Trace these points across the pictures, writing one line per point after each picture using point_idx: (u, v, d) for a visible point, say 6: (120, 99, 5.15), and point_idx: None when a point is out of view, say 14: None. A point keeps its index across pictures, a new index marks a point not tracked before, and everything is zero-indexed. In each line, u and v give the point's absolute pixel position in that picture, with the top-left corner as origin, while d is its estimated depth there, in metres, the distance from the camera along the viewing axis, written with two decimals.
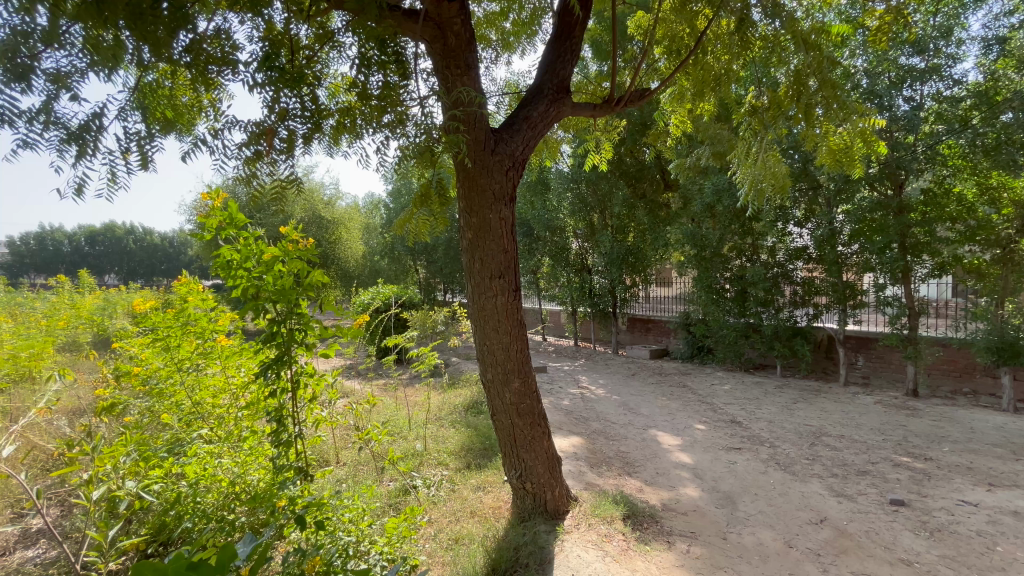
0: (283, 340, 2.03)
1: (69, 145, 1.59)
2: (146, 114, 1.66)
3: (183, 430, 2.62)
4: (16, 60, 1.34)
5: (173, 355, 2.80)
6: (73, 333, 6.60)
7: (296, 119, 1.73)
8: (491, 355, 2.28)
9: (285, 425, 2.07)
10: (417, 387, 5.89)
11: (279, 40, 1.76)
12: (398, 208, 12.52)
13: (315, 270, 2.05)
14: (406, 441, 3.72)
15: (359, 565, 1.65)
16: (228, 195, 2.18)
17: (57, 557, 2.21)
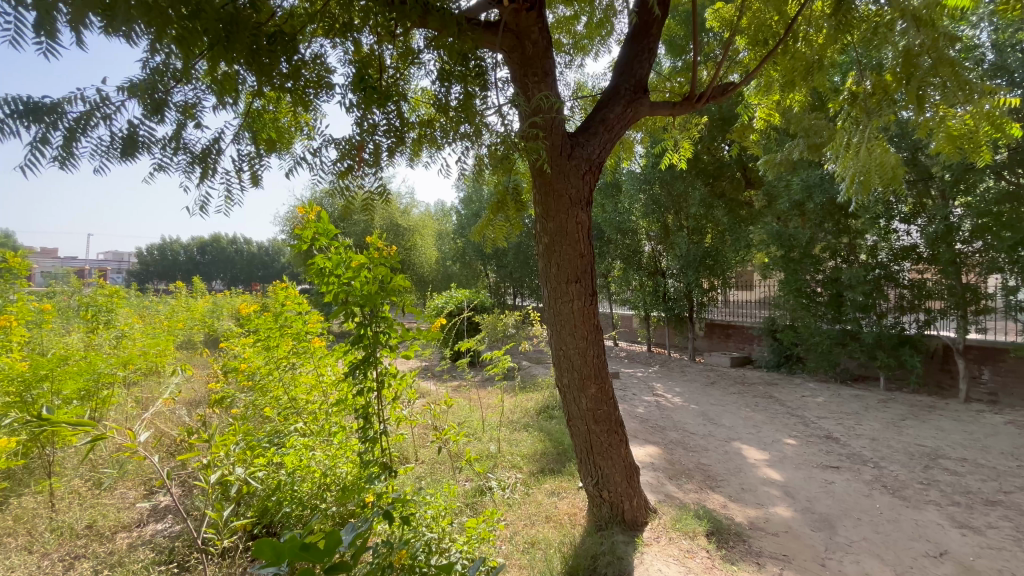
0: (369, 343, 2.15)
1: (194, 166, 1.80)
2: (255, 137, 1.83)
3: (281, 422, 2.86)
4: (155, 95, 1.54)
5: (272, 355, 3.06)
6: (190, 333, 7.47)
7: (382, 133, 1.83)
8: (567, 360, 2.27)
9: (371, 422, 2.20)
10: (490, 389, 6.00)
11: (368, 62, 1.88)
12: (471, 215, 12.87)
13: (397, 276, 2.15)
14: (481, 443, 3.79)
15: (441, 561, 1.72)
16: (320, 208, 2.33)
17: (182, 531, 2.50)
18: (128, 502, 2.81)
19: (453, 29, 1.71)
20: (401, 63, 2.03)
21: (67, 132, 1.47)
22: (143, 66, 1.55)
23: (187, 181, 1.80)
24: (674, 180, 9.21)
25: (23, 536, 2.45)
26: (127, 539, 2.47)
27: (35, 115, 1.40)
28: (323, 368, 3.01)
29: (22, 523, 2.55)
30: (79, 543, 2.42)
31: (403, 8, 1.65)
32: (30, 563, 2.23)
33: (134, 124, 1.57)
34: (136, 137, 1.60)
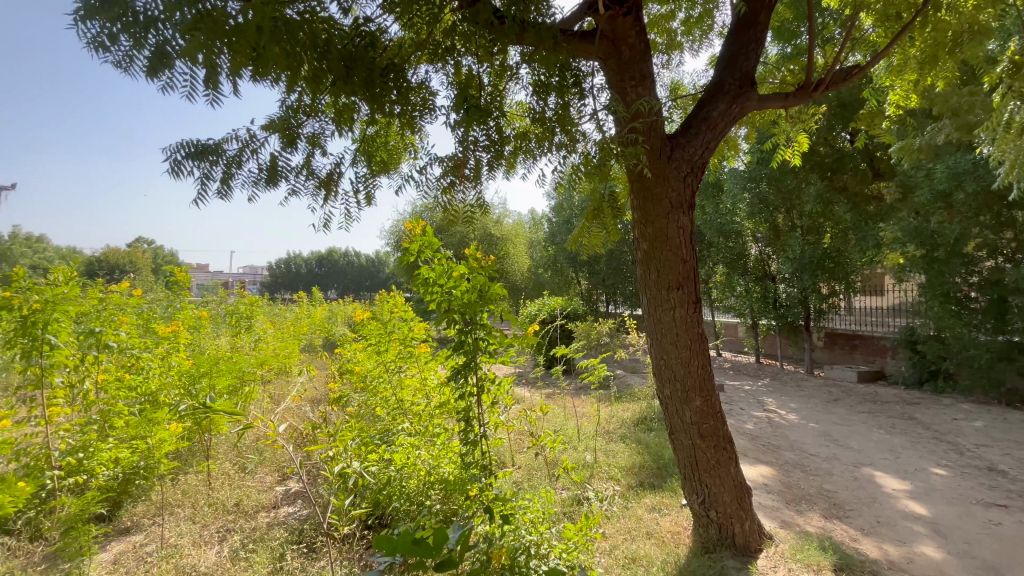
0: (469, 349, 2.25)
1: (320, 189, 2.02)
2: (369, 160, 2.00)
3: (391, 422, 3.06)
4: (289, 130, 1.76)
5: (383, 359, 3.32)
6: (312, 338, 8.35)
7: (482, 148, 1.89)
8: (668, 370, 2.17)
9: (472, 425, 2.29)
10: (584, 398, 5.93)
11: (469, 82, 1.97)
12: (562, 223, 12.88)
13: (495, 285, 2.22)
14: (577, 452, 3.75)
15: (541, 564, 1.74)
16: (424, 222, 2.44)
17: (309, 515, 2.78)
18: (266, 486, 3.21)
19: (549, 42, 1.73)
20: (498, 80, 2.10)
21: (225, 167, 1.74)
22: (280, 106, 1.79)
23: (314, 203, 2.02)
24: (785, 176, 8.42)
25: (189, 507, 2.91)
26: (266, 519, 2.81)
27: (201, 155, 1.69)
28: (427, 373, 3.18)
29: (188, 496, 3.03)
30: (230, 518, 2.81)
31: (501, 27, 1.71)
32: (194, 532, 2.64)
33: (274, 156, 1.81)
34: (277, 168, 1.84)
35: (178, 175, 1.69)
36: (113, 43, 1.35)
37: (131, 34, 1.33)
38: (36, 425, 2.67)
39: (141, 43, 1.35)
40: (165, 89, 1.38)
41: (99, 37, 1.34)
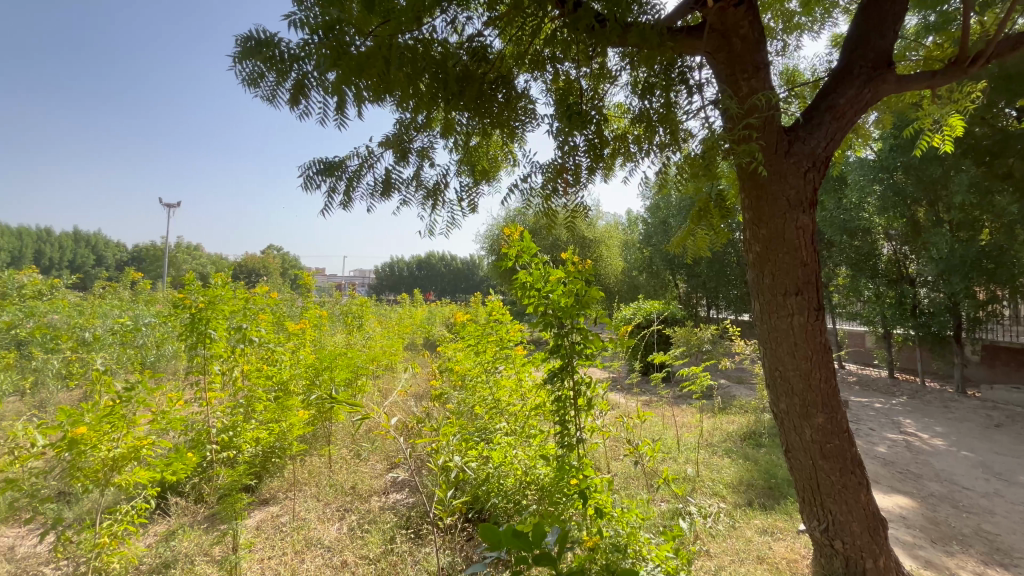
0: (566, 352, 2.24)
1: (428, 199, 2.10)
2: (472, 171, 2.08)
3: (489, 421, 3.15)
4: (401, 145, 1.88)
5: (480, 359, 3.44)
6: (414, 337, 8.92)
7: (582, 152, 1.87)
8: (785, 382, 1.99)
9: (568, 429, 2.29)
10: (684, 408, 5.64)
11: (569, 89, 1.98)
12: (659, 223, 12.37)
13: (592, 289, 2.18)
14: (677, 464, 3.58)
15: (633, 567, 1.79)
16: (521, 228, 2.47)
17: (415, 503, 2.98)
18: (377, 472, 3.49)
19: (654, 41, 1.65)
20: (598, 84, 2.07)
21: (347, 181, 1.94)
22: (394, 123, 1.92)
23: (422, 212, 2.13)
24: (927, 164, 7.28)
25: (314, 486, 3.26)
26: (378, 503, 3.06)
27: (329, 171, 1.89)
28: (522, 375, 3.22)
29: (313, 476, 3.39)
30: (347, 500, 3.10)
31: (604, 31, 1.68)
32: (319, 509, 2.95)
33: (388, 169, 1.95)
34: (391, 181, 1.99)
35: (310, 188, 1.90)
36: (263, 79, 1.58)
37: (277, 69, 1.55)
38: (199, 406, 3.17)
39: (285, 76, 1.56)
40: (303, 116, 1.59)
41: (253, 73, 1.57)
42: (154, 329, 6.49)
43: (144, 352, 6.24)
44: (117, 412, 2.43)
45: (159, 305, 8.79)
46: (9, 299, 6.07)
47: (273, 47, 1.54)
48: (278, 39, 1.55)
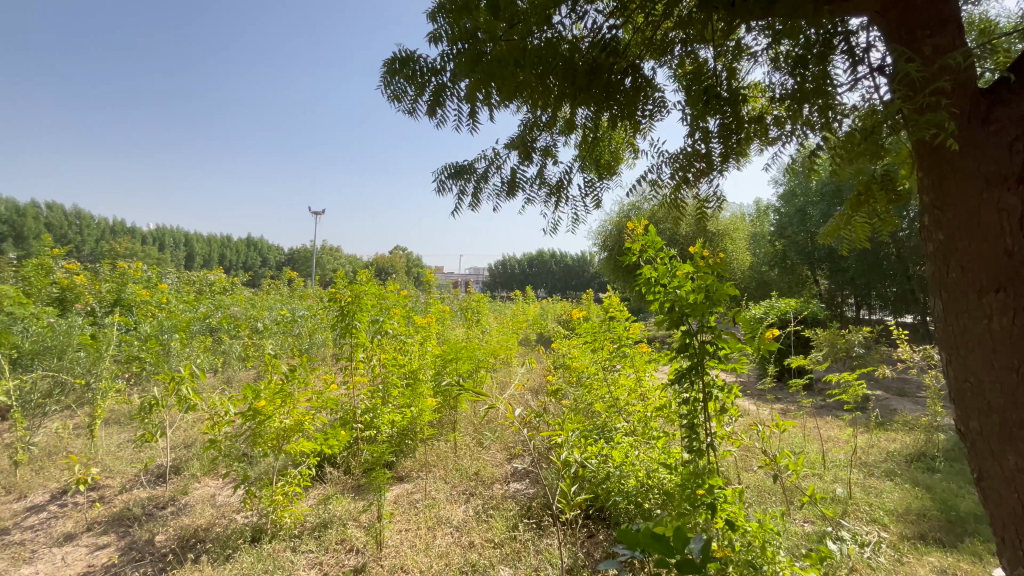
0: (695, 352, 2.12)
1: (551, 196, 2.10)
2: (595, 166, 2.03)
3: (607, 419, 3.11)
4: (524, 144, 1.93)
5: (598, 356, 3.38)
6: (528, 332, 9.15)
7: (716, 138, 1.70)
8: (977, 399, 1.45)
9: (697, 433, 2.15)
10: (828, 419, 5.01)
11: (701, 70, 1.82)
12: (794, 213, 11.10)
13: (726, 285, 1.99)
14: (822, 482, 3.20)
15: None
16: (648, 221, 2.38)
17: (535, 495, 3.05)
18: (498, 461, 3.65)
19: (807, 7, 1.42)
20: (731, 64, 1.84)
21: (475, 184, 2.04)
22: (520, 123, 1.96)
23: (546, 209, 2.15)
24: None
25: (442, 469, 3.51)
26: (500, 490, 3.19)
27: (459, 175, 2.02)
28: (641, 375, 3.12)
29: (441, 460, 3.66)
30: (471, 484, 3.28)
31: (744, 4, 1.50)
32: (447, 490, 3.17)
33: (514, 170, 2.00)
34: (516, 180, 2.04)
35: (443, 191, 2.05)
36: (405, 95, 1.75)
37: (416, 84, 1.70)
38: (346, 389, 3.59)
39: (423, 89, 1.70)
40: (439, 123, 1.72)
41: (396, 91, 1.74)
42: (307, 320, 7.51)
43: (301, 340, 7.25)
44: (284, 390, 2.84)
45: (310, 300, 10.13)
46: (204, 294, 7.46)
47: (413, 63, 1.68)
48: (417, 56, 1.69)
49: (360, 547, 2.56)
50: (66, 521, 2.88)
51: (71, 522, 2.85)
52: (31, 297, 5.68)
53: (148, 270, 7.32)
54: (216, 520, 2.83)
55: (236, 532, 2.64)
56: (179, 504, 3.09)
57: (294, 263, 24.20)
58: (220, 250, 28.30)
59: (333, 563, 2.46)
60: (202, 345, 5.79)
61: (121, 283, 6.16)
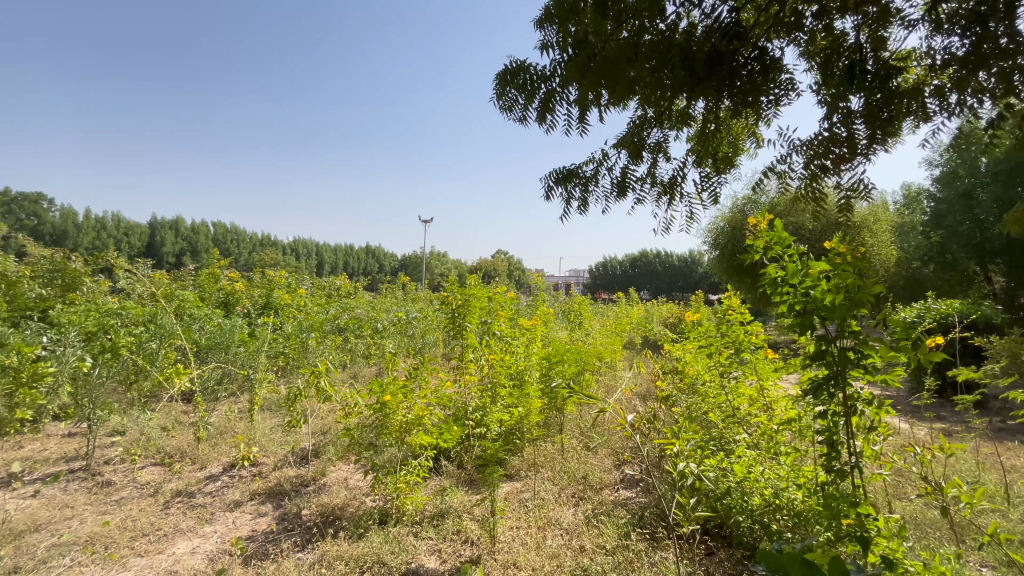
0: (833, 360, 1.85)
1: (663, 194, 2.02)
2: (712, 159, 1.90)
3: (725, 430, 2.90)
4: (635, 143, 1.88)
5: (714, 361, 3.15)
6: (632, 335, 8.88)
7: (860, 119, 1.50)
8: None
9: (838, 452, 1.88)
10: (1011, 445, 4.16)
11: (837, 46, 1.62)
12: (957, 198, 9.37)
13: (870, 284, 1.69)
14: (1006, 521, 2.67)
15: None
16: (774, 215, 2.16)
17: (647, 505, 2.93)
18: (607, 467, 3.58)
19: None
20: (878, 33, 1.59)
21: (583, 187, 2.04)
22: (629, 122, 1.92)
23: (658, 208, 2.07)
24: None
25: (550, 470, 3.54)
26: (609, 496, 3.13)
27: (567, 179, 2.04)
28: (766, 383, 2.85)
29: (549, 460, 3.68)
30: (580, 488, 3.27)
31: None
32: (556, 492, 3.19)
33: (622, 170, 1.97)
34: (625, 180, 2.00)
35: (551, 196, 2.09)
36: (517, 105, 1.85)
37: (527, 92, 1.78)
38: (459, 386, 3.78)
39: (533, 96, 1.78)
40: (548, 128, 1.79)
41: (509, 100, 1.86)
42: (420, 322, 8.05)
43: (415, 339, 7.80)
44: (405, 386, 3.08)
45: (422, 302, 10.86)
46: (334, 297, 8.37)
47: (524, 72, 1.77)
48: (527, 65, 1.77)
49: (475, 538, 2.67)
50: (235, 490, 3.41)
51: (239, 492, 3.37)
52: (205, 300, 6.85)
53: (289, 277, 8.39)
54: (349, 501, 3.14)
55: (367, 514, 2.91)
56: (320, 484, 3.49)
57: (406, 268, 26.08)
58: (344, 258, 31.48)
59: (451, 551, 2.60)
60: (334, 343, 6.51)
61: (270, 289, 7.16)
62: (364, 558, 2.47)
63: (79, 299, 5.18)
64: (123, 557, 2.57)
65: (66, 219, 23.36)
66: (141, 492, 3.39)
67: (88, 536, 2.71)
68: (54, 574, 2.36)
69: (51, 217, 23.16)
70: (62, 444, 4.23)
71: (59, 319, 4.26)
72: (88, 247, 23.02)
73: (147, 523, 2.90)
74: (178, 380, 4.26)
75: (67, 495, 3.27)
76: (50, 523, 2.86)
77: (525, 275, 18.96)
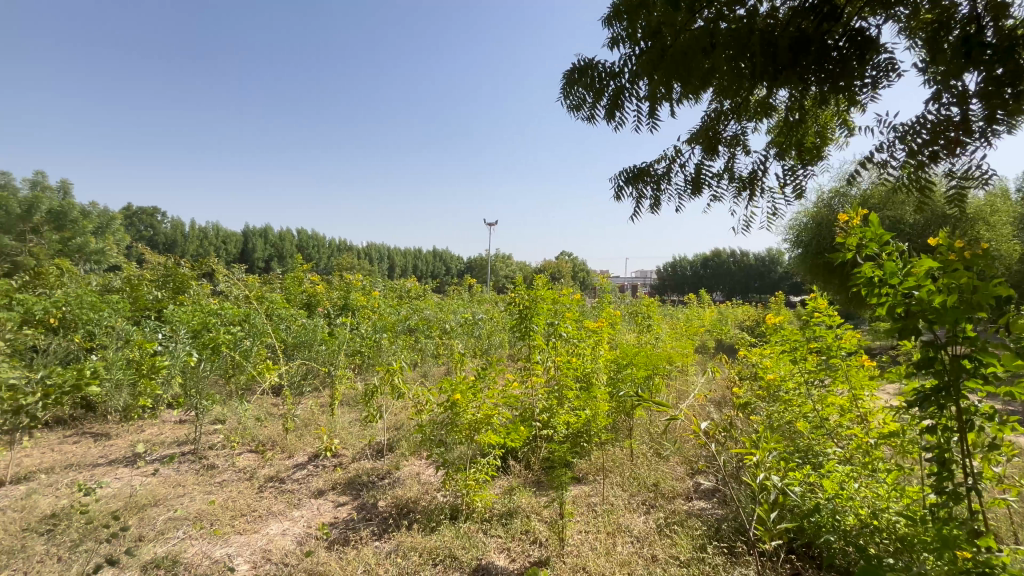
0: (944, 369, 1.65)
1: (742, 190, 1.91)
2: (798, 151, 1.77)
3: (813, 442, 2.68)
4: (710, 137, 1.80)
5: (799, 368, 2.93)
6: (704, 337, 8.48)
7: (977, 99, 1.33)
8: None
9: (950, 472, 1.66)
10: None
11: (948, 17, 1.44)
12: None
13: (990, 284, 1.49)
14: None
15: None
16: (869, 209, 1.97)
17: (724, 517, 2.78)
18: (679, 475, 3.45)
19: None
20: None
21: (655, 185, 1.98)
22: (704, 116, 1.84)
23: (736, 205, 1.97)
24: None
25: (618, 475, 3.46)
26: (683, 506, 3.01)
27: (638, 178, 1.99)
28: (860, 393, 2.64)
29: (618, 465, 3.60)
30: (651, 496, 3.17)
31: None
32: (625, 498, 3.12)
33: (697, 166, 1.90)
34: (700, 177, 1.92)
35: (621, 196, 2.06)
36: (585, 103, 1.84)
37: (595, 90, 1.77)
38: (527, 388, 3.80)
39: (602, 93, 1.76)
40: (617, 124, 1.76)
41: (577, 99, 1.86)
42: (486, 323, 8.20)
43: (481, 340, 7.96)
44: (474, 386, 3.16)
45: (488, 304, 11.07)
46: (405, 299, 8.74)
47: (593, 70, 1.76)
48: (595, 62, 1.75)
49: (543, 540, 2.68)
50: (319, 479, 3.66)
51: (322, 481, 3.61)
52: (291, 302, 7.42)
53: (364, 280, 8.88)
54: (422, 495, 3.26)
55: (439, 508, 3.00)
56: (394, 478, 3.66)
57: (472, 270, 26.88)
58: (413, 261, 32.75)
59: (519, 551, 2.62)
60: (406, 343, 6.80)
61: (347, 291, 7.62)
62: (436, 551, 2.56)
63: (188, 300, 5.81)
64: (225, 533, 2.84)
65: (176, 229, 26.32)
66: (239, 476, 3.73)
67: (197, 512, 3.03)
68: (171, 544, 2.66)
69: (164, 229, 26.16)
70: (175, 430, 4.75)
71: (172, 318, 4.80)
72: (193, 254, 25.78)
73: (245, 504, 3.19)
74: (268, 374, 4.64)
75: (179, 475, 3.68)
76: (166, 499, 3.22)
77: (590, 276, 18.72)
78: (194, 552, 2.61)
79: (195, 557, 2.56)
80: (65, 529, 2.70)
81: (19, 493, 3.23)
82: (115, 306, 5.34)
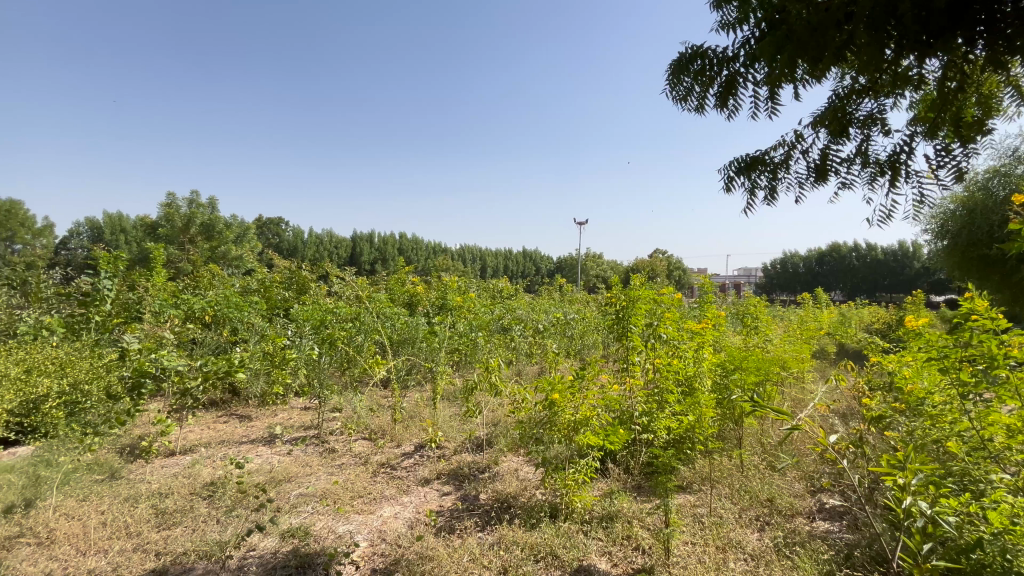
0: None
1: (881, 175, 1.69)
2: (955, 127, 1.52)
3: (973, 467, 2.29)
4: (839, 118, 1.62)
5: (953, 380, 2.52)
6: (823, 341, 7.63)
7: None
8: None
9: None
10: None
11: None
12: None
13: None
14: None
15: None
16: None
17: (858, 543, 2.48)
18: (798, 491, 3.14)
19: None
20: None
21: (771, 175, 1.83)
22: (831, 95, 1.66)
23: (872, 192, 1.74)
24: None
25: (727, 487, 3.24)
26: (804, 526, 2.74)
27: (750, 168, 1.85)
28: None
29: (726, 476, 3.38)
30: (765, 511, 2.93)
31: None
32: (736, 512, 2.92)
33: (821, 151, 1.72)
34: (826, 163, 1.73)
35: (732, 188, 1.92)
36: (692, 93, 1.75)
37: (705, 79, 1.68)
38: (625, 390, 3.70)
39: (713, 82, 1.67)
40: (731, 111, 1.65)
41: (684, 90, 1.77)
42: (579, 322, 8.12)
43: (574, 339, 7.90)
44: (572, 386, 3.14)
45: (579, 303, 10.95)
46: (498, 299, 8.95)
47: (701, 58, 1.66)
48: (704, 49, 1.66)
49: (646, 548, 2.60)
50: (425, 468, 3.88)
51: (428, 470, 3.82)
52: (395, 301, 7.95)
53: (459, 280, 9.24)
54: (521, 491, 3.32)
55: (538, 505, 3.04)
56: (493, 472, 3.77)
57: (563, 270, 26.80)
58: (504, 261, 33.35)
59: (622, 556, 2.57)
60: (500, 342, 6.95)
61: (445, 291, 7.98)
62: (536, 547, 2.60)
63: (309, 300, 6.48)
64: (347, 511, 3.13)
65: (297, 236, 29.46)
66: (356, 460, 4.09)
67: (322, 490, 3.38)
68: (303, 517, 3.00)
69: (287, 236, 29.41)
70: (302, 415, 5.33)
71: (297, 316, 5.38)
72: (311, 258, 28.66)
73: (362, 487, 3.49)
74: (377, 368, 5.02)
75: (307, 456, 4.12)
76: (298, 476, 3.64)
77: (688, 275, 17.71)
78: (321, 526, 2.92)
79: (322, 530, 2.86)
80: (221, 495, 3.16)
81: (186, 463, 3.83)
82: (253, 305, 6.11)
